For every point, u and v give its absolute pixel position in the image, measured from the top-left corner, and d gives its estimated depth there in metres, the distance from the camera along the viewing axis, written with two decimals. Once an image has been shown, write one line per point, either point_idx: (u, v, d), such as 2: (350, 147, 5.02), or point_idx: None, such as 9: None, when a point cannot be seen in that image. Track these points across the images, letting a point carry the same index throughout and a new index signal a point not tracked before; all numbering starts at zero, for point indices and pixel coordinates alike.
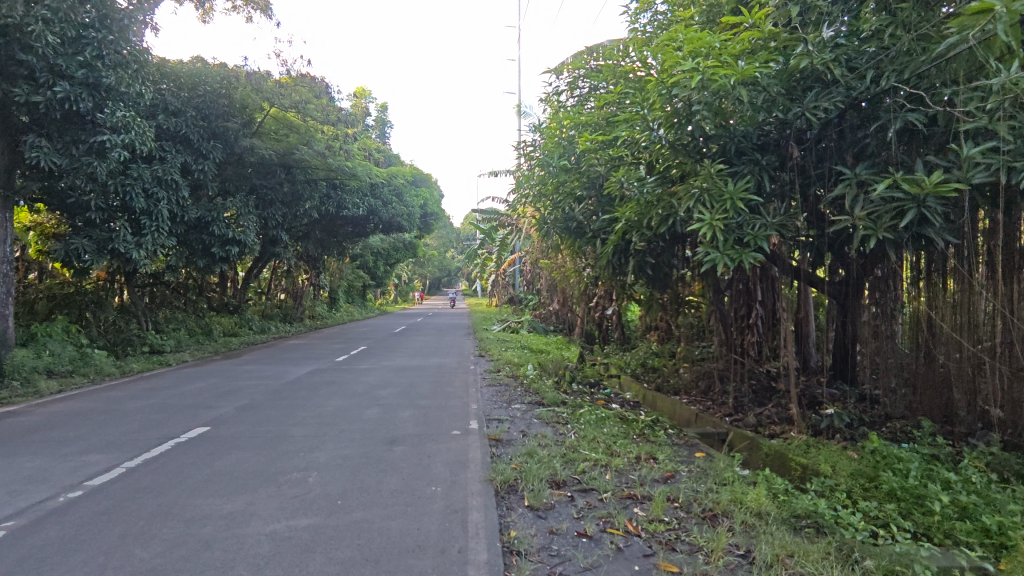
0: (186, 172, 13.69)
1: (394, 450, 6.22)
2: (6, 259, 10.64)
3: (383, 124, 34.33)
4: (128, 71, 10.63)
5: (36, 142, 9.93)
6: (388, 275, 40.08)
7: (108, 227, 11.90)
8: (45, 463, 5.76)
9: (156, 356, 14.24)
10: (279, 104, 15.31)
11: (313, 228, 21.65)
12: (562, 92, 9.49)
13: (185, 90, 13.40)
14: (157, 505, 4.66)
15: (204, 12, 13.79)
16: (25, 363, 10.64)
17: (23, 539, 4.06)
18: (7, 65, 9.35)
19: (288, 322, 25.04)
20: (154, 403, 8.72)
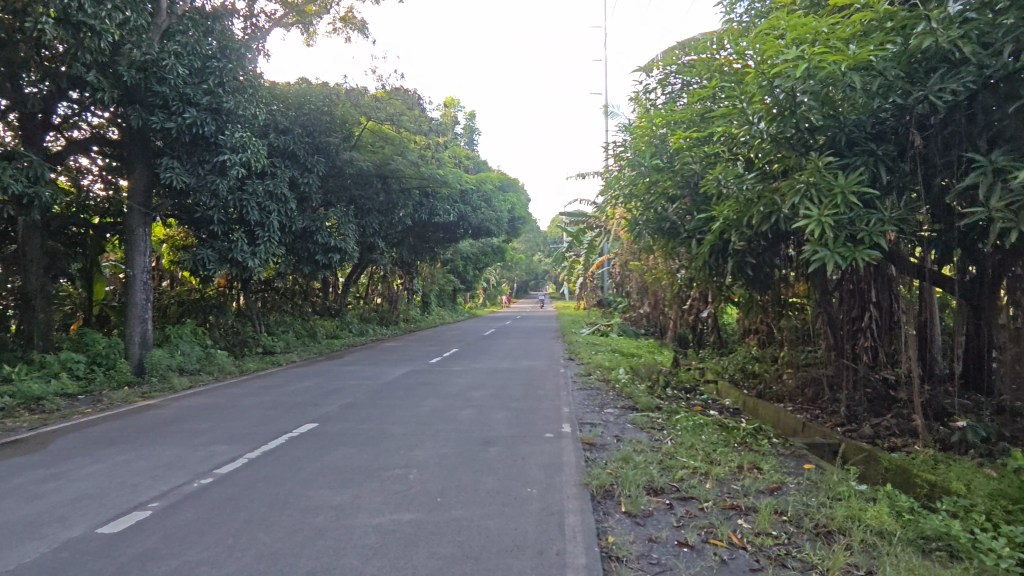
0: (294, 186, 14.69)
1: (489, 450, 6.36)
2: (145, 269, 11.98)
3: (472, 131, 35.19)
4: (245, 95, 11.75)
5: (169, 164, 11.09)
6: (477, 279, 40.98)
7: (229, 238, 12.85)
8: (181, 452, 6.41)
9: (269, 356, 15.43)
10: (376, 117, 16.25)
11: (407, 235, 22.61)
12: (652, 91, 9.31)
13: (292, 110, 14.46)
14: (276, 495, 5.05)
15: (308, 36, 14.84)
16: (161, 362, 11.90)
17: (165, 519, 4.55)
18: (146, 96, 10.49)
19: (385, 325, 26.25)
20: (269, 400, 9.46)
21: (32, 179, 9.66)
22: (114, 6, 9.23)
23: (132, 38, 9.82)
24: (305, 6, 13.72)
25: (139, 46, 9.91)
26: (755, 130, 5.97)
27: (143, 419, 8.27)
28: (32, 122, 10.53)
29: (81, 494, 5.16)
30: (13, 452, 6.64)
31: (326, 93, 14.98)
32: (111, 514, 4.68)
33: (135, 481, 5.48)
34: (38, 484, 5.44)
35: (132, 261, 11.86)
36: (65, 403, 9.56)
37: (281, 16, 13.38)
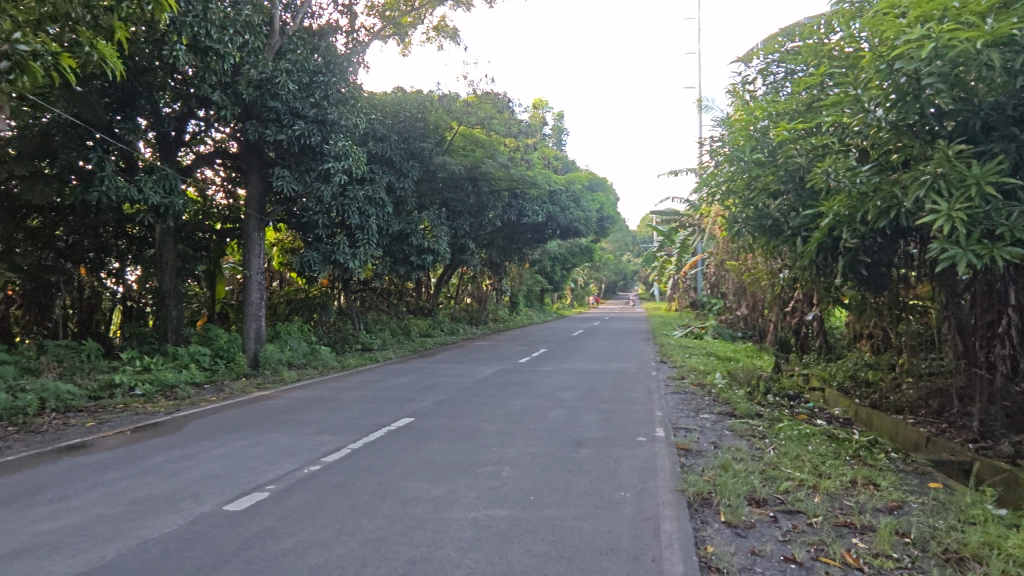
0: (391, 190, 15.36)
1: (581, 452, 6.33)
2: (260, 270, 13.05)
3: (560, 132, 35.13)
4: (347, 106, 12.48)
5: (280, 173, 11.97)
6: (564, 279, 40.95)
7: (332, 241, 13.62)
8: (292, 440, 6.91)
9: (368, 353, 16.27)
10: (467, 121, 16.68)
11: (496, 236, 22.99)
12: (751, 82, 8.91)
13: (389, 118, 15.13)
14: (378, 484, 5.31)
15: (404, 47, 15.48)
16: (273, 357, 12.91)
17: (281, 501, 4.92)
18: (261, 111, 11.39)
19: (474, 325, 26.81)
20: (368, 394, 9.97)
21: (167, 191, 10.79)
22: (234, 31, 10.30)
23: (250, 59, 10.77)
24: (401, 18, 14.32)
25: (256, 67, 10.84)
26: (872, 118, 5.46)
27: (258, 408, 9.01)
28: (167, 140, 11.77)
29: (209, 474, 5.70)
30: (153, 433, 7.47)
31: (420, 100, 15.54)
32: (234, 493, 5.14)
33: (254, 464, 5.98)
34: (175, 463, 6.08)
35: (248, 263, 12.95)
36: (194, 391, 10.61)
37: (380, 30, 14.07)
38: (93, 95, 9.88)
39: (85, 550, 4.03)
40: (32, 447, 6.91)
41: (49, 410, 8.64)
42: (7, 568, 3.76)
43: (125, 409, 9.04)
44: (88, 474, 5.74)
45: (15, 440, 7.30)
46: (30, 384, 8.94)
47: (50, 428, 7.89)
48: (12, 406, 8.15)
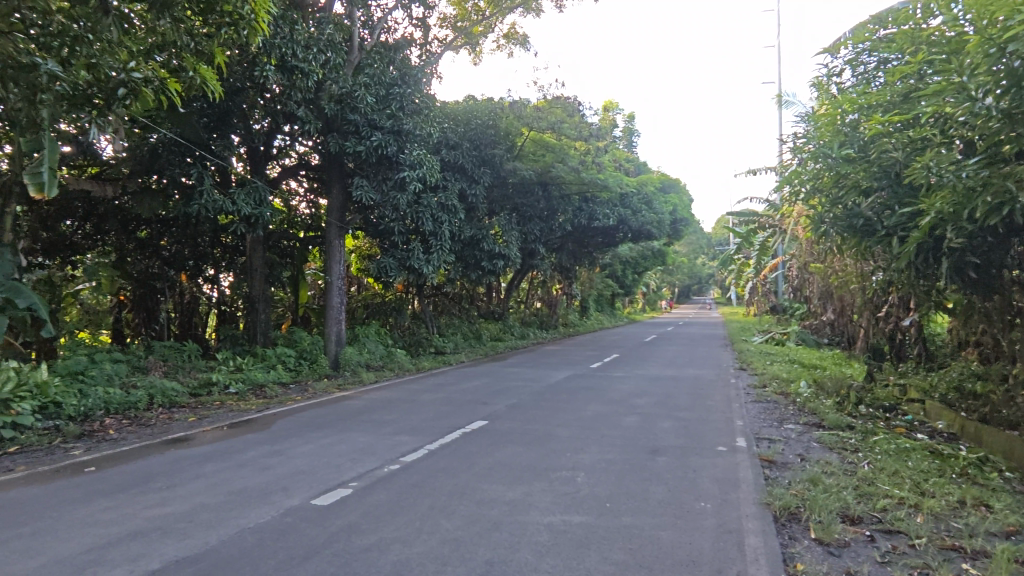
0: (463, 197, 15.61)
1: (657, 460, 6.18)
2: (340, 275, 13.69)
3: (631, 133, 34.61)
4: (421, 116, 12.87)
5: (359, 183, 12.49)
6: (635, 283, 40.23)
7: (406, 247, 13.89)
8: (372, 439, 7.17)
9: (441, 356, 16.64)
10: (537, 127, 16.76)
11: (566, 241, 22.97)
12: (838, 74, 8.44)
13: (461, 126, 15.45)
14: (455, 485, 5.42)
15: (475, 56, 15.77)
16: (352, 359, 13.49)
17: (364, 498, 5.12)
18: (341, 124, 11.95)
19: (544, 329, 26.80)
20: (443, 397, 10.18)
21: (257, 202, 11.53)
22: (317, 49, 10.96)
23: (331, 75, 11.37)
24: (472, 28, 14.59)
25: (336, 82, 11.43)
26: (980, 107, 5.08)
27: (339, 408, 9.41)
28: (257, 154, 12.58)
29: (297, 469, 6.02)
30: (246, 430, 7.96)
31: (492, 108, 15.80)
32: (321, 488, 5.40)
33: (338, 462, 6.26)
34: (266, 458, 6.46)
35: (330, 269, 13.62)
36: (281, 391, 11.26)
37: (452, 40, 14.41)
38: (193, 116, 10.74)
39: (191, 535, 4.36)
40: (143, 439, 7.54)
41: (156, 406, 9.41)
42: (126, 548, 4.14)
43: (221, 406, 9.71)
44: (192, 466, 6.21)
45: (129, 432, 8.00)
46: (140, 381, 9.78)
47: (157, 422, 8.60)
48: (126, 401, 8.94)
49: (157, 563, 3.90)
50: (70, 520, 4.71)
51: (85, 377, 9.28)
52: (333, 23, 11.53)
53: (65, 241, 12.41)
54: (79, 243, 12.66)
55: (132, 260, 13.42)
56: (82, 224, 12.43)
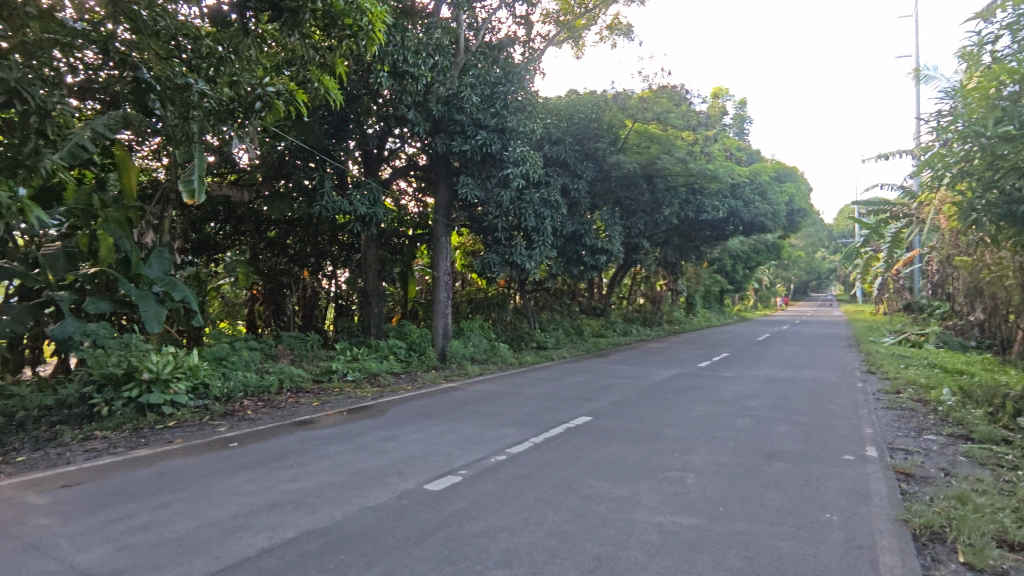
0: (566, 192, 15.57)
1: (775, 465, 5.83)
2: (447, 271, 14.20)
3: (743, 120, 32.71)
4: (525, 112, 13.02)
5: (465, 181, 12.85)
6: (746, 279, 38.08)
7: (510, 243, 14.08)
8: (479, 430, 7.39)
9: (543, 351, 16.73)
10: (643, 118, 16.34)
11: (672, 234, 22.27)
12: (992, 42, 7.45)
13: (564, 121, 15.43)
14: (561, 479, 5.46)
15: (578, 50, 15.67)
16: (458, 352, 13.94)
17: (473, 486, 5.29)
18: (448, 125, 12.35)
19: (648, 326, 26.07)
20: (546, 391, 10.25)
21: (371, 202, 12.25)
22: (426, 53, 11.43)
23: (439, 78, 11.80)
24: (575, 22, 14.51)
25: (444, 84, 11.85)
26: None
27: (446, 398, 9.79)
28: (371, 157, 13.32)
29: (410, 455, 6.35)
30: (363, 415, 8.51)
31: (595, 101, 15.62)
32: (433, 474, 5.66)
33: (448, 449, 6.52)
34: (382, 442, 6.87)
35: (437, 265, 14.18)
36: (393, 380, 11.91)
37: (556, 35, 14.40)
38: (316, 123, 11.63)
39: (319, 510, 4.75)
40: (275, 420, 8.30)
41: (286, 390, 10.31)
42: (266, 517, 4.59)
43: (341, 393, 10.48)
44: (317, 446, 6.75)
45: (263, 413, 8.87)
46: (272, 368, 10.79)
47: (286, 404, 9.45)
48: (260, 385, 9.90)
49: (292, 533, 4.29)
50: (219, 488, 5.30)
51: (227, 362, 10.36)
52: (441, 27, 11.88)
53: (210, 241, 13.93)
54: (220, 242, 14.15)
55: (263, 258, 14.75)
56: (223, 225, 13.90)
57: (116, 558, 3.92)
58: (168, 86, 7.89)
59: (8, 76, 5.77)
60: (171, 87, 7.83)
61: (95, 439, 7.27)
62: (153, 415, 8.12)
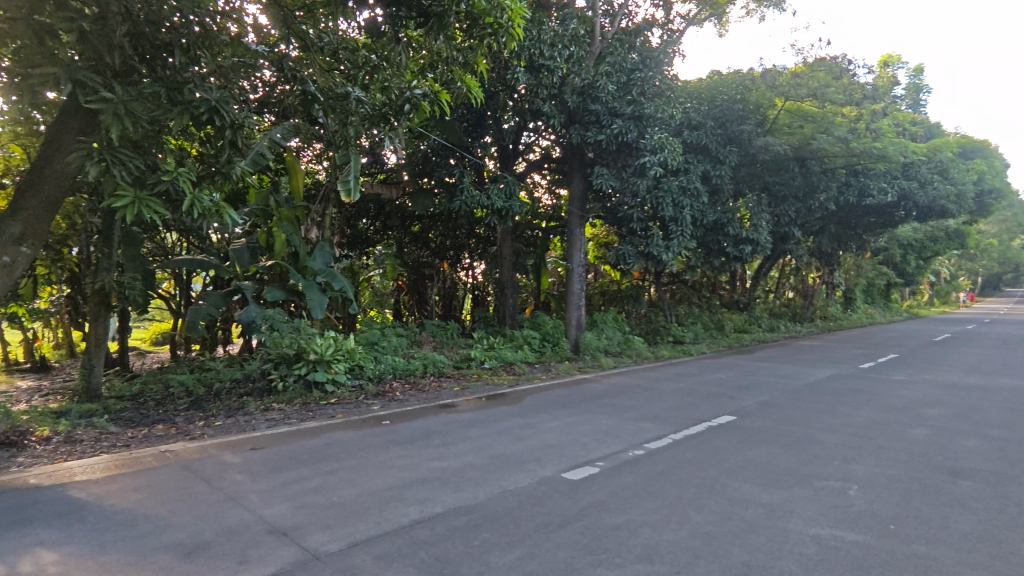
0: (707, 179, 14.73)
1: (961, 484, 5.09)
2: (581, 263, 14.20)
3: (918, 89, 28.70)
4: (663, 97, 12.54)
5: (599, 172, 12.71)
6: (920, 271, 33.45)
7: (646, 233, 13.68)
8: (616, 423, 7.32)
9: (681, 346, 16.11)
10: (795, 96, 15.02)
11: (828, 221, 20.24)
12: None
13: (705, 103, 14.56)
14: (704, 478, 5.23)
15: (721, 27, 14.77)
16: (591, 344, 13.92)
17: (611, 478, 5.26)
18: (583, 116, 12.33)
19: (799, 322, 23.95)
20: (685, 387, 9.85)
21: (508, 196, 12.64)
22: (562, 45, 11.44)
23: (575, 69, 11.77)
24: None
25: (579, 75, 11.79)
26: None
27: (581, 390, 9.81)
28: (506, 153, 13.65)
29: (547, 442, 6.46)
30: (501, 402, 8.82)
31: (739, 81, 14.69)
32: (571, 463, 5.71)
33: (584, 440, 6.55)
34: (521, 429, 7.07)
35: (571, 257, 14.23)
36: (528, 369, 12.20)
37: (697, 14, 13.68)
38: (457, 122, 12.22)
39: (464, 488, 5.01)
40: (421, 402, 8.90)
41: (430, 374, 10.99)
42: (417, 491, 4.94)
43: (479, 379, 10.96)
44: (460, 428, 7.12)
45: (410, 395, 9.55)
46: (417, 353, 11.55)
47: (430, 388, 10.08)
48: (407, 368, 10.64)
49: (440, 507, 4.58)
50: (376, 461, 5.81)
51: (379, 346, 11.28)
52: (576, 17, 11.90)
53: (363, 236, 15.22)
54: (371, 237, 15.40)
55: (408, 250, 15.76)
56: (374, 221, 15.14)
57: (294, 515, 4.46)
58: (330, 97, 8.54)
59: (209, 96, 6.71)
60: (332, 97, 8.50)
61: (273, 410, 8.32)
62: (318, 392, 9.10)
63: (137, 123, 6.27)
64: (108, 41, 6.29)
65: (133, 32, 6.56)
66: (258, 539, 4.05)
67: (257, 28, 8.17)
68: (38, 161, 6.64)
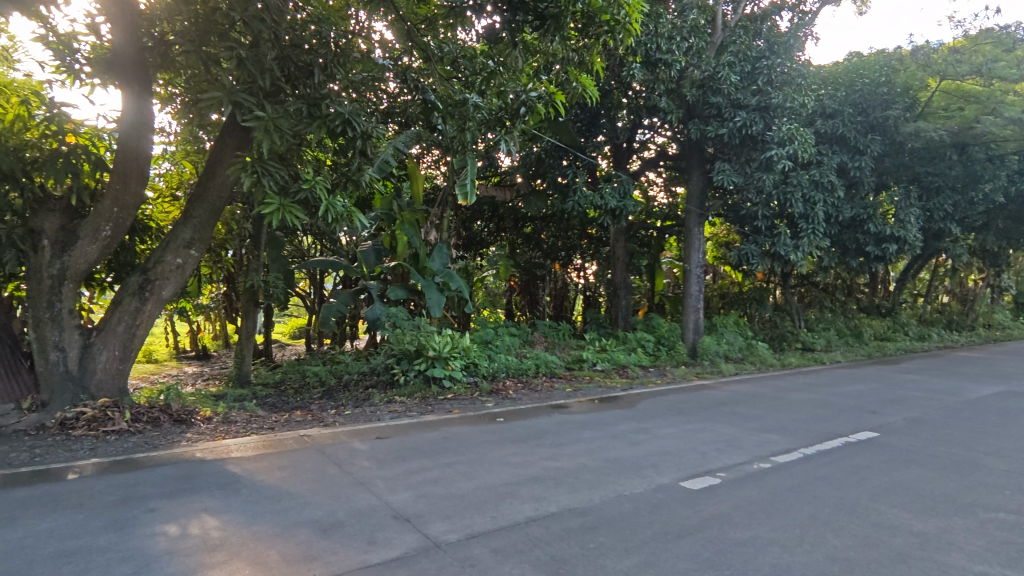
0: (843, 172, 13.45)
1: None
2: (699, 263, 13.58)
3: None
4: (793, 85, 11.68)
5: (721, 167, 11.92)
6: None
7: (772, 232, 12.78)
8: (738, 433, 6.90)
9: (811, 353, 14.87)
10: (954, 74, 13.52)
11: (993, 216, 17.71)
12: None
13: (843, 89, 13.40)
14: (842, 498, 4.78)
15: (861, 5, 13.50)
16: (710, 348, 13.25)
17: (734, 491, 4.97)
18: (702, 109, 11.79)
19: (956, 330, 21.12)
20: (817, 398, 9.05)
21: (622, 195, 12.40)
22: (681, 37, 11.04)
23: (694, 61, 11.34)
24: None
25: (699, 67, 11.34)
26: None
27: (699, 396, 9.37)
28: (620, 151, 13.39)
29: (663, 449, 6.24)
30: (614, 405, 8.67)
31: (884, 61, 13.56)
32: (690, 472, 5.47)
33: (704, 449, 6.25)
34: (635, 434, 6.89)
35: (689, 257, 13.64)
36: (641, 372, 11.89)
37: None
38: (570, 122, 12.22)
39: (578, 490, 4.99)
40: (534, 401, 9.00)
41: (542, 374, 11.06)
42: (532, 488, 4.99)
43: (592, 381, 10.86)
44: (573, 429, 7.08)
45: (524, 394, 9.69)
46: (530, 353, 11.68)
47: (543, 388, 10.15)
48: (520, 368, 10.79)
49: (555, 507, 4.59)
50: (492, 457, 5.96)
51: (493, 346, 11.56)
52: (697, 6, 11.30)
53: (478, 238, 15.69)
54: (486, 239, 15.85)
55: (521, 252, 16.00)
56: (488, 223, 15.55)
57: (417, 503, 4.69)
58: (450, 104, 8.97)
59: (343, 110, 7.24)
60: (452, 105, 8.93)
61: (396, 402, 8.83)
62: (436, 387, 9.51)
63: (283, 137, 6.94)
64: (261, 65, 6.99)
65: (280, 56, 7.26)
66: (385, 523, 4.31)
67: (384, 44, 8.69)
68: (203, 174, 7.55)
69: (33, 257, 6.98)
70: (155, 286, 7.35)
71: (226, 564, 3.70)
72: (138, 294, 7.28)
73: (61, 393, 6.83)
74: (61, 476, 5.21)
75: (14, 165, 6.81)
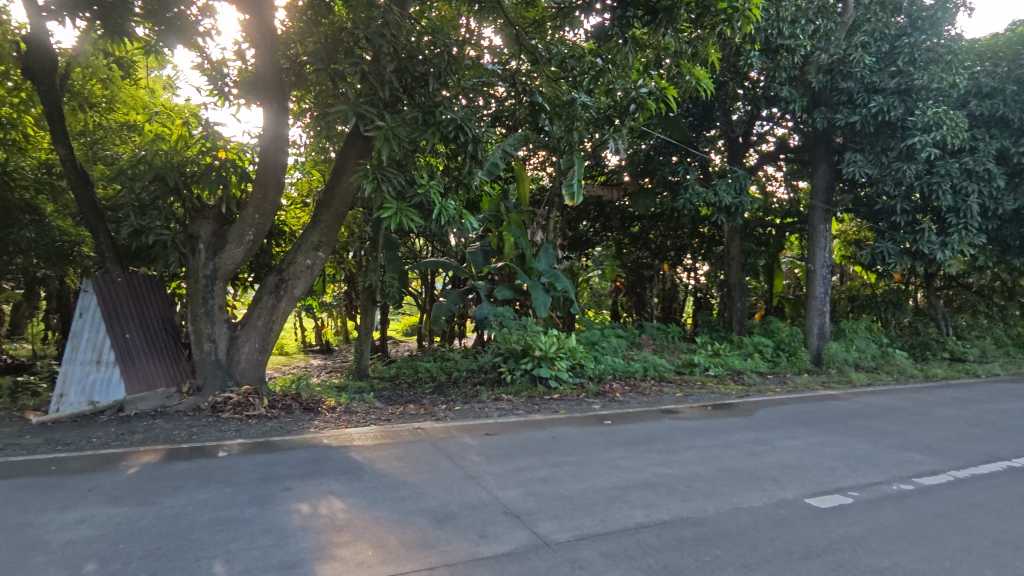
0: (1004, 158, 11.78)
1: None
2: (825, 263, 12.51)
3: None
4: (943, 63, 10.33)
5: (852, 158, 10.96)
6: None
7: (913, 228, 11.53)
8: (873, 449, 6.28)
9: (961, 364, 13.17)
10: None
11: None
12: None
13: (1004, 64, 11.74)
14: (1005, 531, 4.19)
15: None
16: (838, 355, 12.16)
17: (869, 512, 4.53)
18: (830, 96, 10.91)
19: None
20: (970, 415, 7.99)
21: (738, 192, 11.75)
22: (807, 19, 10.27)
23: (821, 45, 10.58)
24: None
25: (826, 50, 10.55)
26: None
27: (825, 407, 8.64)
28: (736, 145, 12.74)
29: (785, 462, 5.83)
30: (728, 412, 8.24)
31: None
32: (817, 488, 5.07)
33: (833, 464, 5.75)
34: (753, 444, 6.50)
35: (813, 256, 12.61)
36: (759, 379, 11.16)
37: None
38: (681, 117, 11.80)
39: (691, 499, 4.79)
40: (642, 405, 8.76)
41: (650, 377, 10.76)
42: (641, 494, 4.87)
43: (703, 387, 10.37)
44: (685, 436, 6.82)
45: (631, 397, 9.46)
46: (637, 355, 11.42)
47: (651, 392, 9.86)
48: (627, 370, 10.57)
49: (667, 515, 4.45)
50: (599, 459, 5.89)
51: (599, 347, 11.43)
52: None
53: (583, 238, 15.59)
54: (591, 239, 15.70)
55: (628, 252, 15.73)
56: (594, 223, 15.38)
57: (526, 500, 4.75)
58: (557, 104, 8.93)
59: (455, 116, 7.50)
60: (559, 104, 8.90)
61: (503, 400, 9.00)
62: (542, 387, 9.54)
63: (400, 144, 7.35)
64: (381, 78, 7.44)
65: (398, 68, 7.66)
66: (496, 517, 4.41)
67: (493, 49, 8.90)
68: (329, 181, 8.16)
69: (192, 259, 7.94)
70: (289, 284, 8.06)
71: (351, 544, 3.96)
72: (275, 292, 8.02)
73: (212, 379, 7.71)
74: (214, 453, 5.87)
75: (178, 179, 7.73)
